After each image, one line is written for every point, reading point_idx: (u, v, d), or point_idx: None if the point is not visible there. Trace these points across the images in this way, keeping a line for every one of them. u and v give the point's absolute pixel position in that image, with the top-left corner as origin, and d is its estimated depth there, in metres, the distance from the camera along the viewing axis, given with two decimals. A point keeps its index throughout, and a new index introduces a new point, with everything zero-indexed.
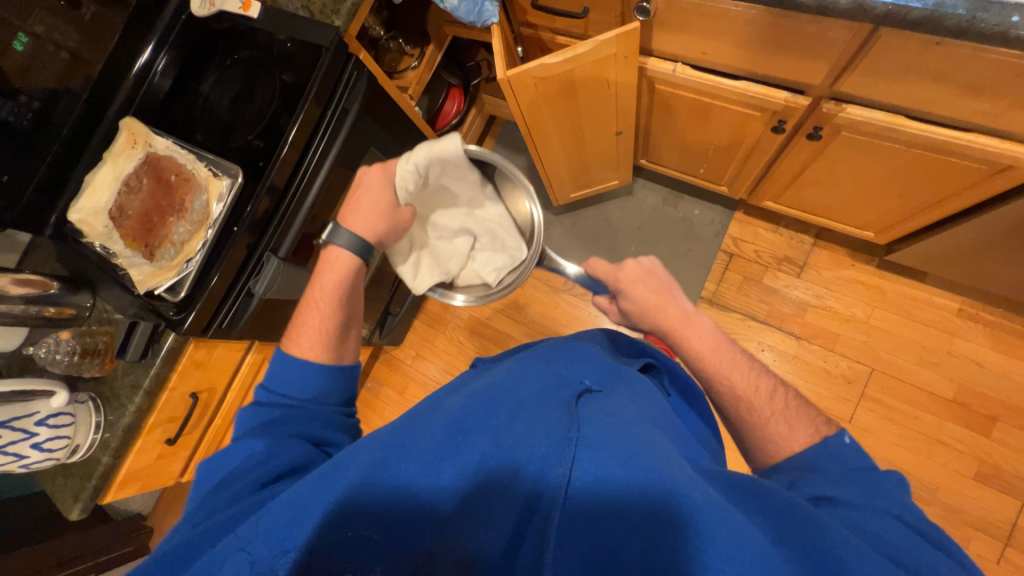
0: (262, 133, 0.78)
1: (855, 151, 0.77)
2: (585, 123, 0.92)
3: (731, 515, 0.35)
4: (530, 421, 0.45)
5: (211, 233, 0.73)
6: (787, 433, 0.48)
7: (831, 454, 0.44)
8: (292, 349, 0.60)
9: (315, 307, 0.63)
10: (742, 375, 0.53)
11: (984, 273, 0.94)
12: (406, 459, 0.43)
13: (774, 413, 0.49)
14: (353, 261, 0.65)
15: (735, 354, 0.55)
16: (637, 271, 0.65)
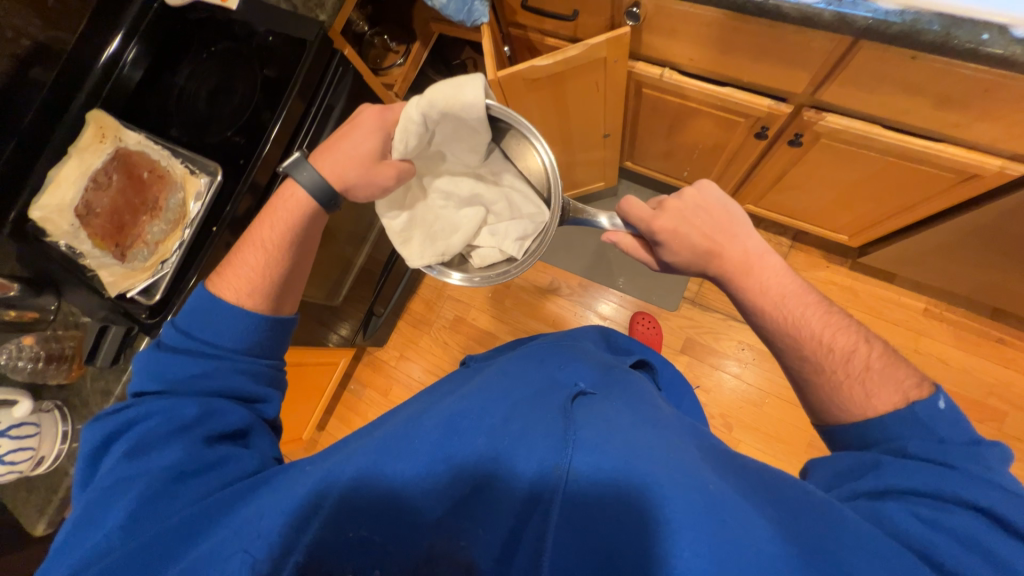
0: (242, 130, 0.76)
1: (833, 158, 0.80)
2: (574, 125, 0.93)
3: (728, 515, 0.35)
4: (526, 421, 0.44)
5: (189, 232, 0.70)
6: (863, 399, 0.47)
7: (919, 422, 0.42)
8: (228, 287, 0.58)
9: (254, 248, 0.60)
10: (817, 331, 0.51)
11: (948, 275, 0.99)
12: (401, 462, 0.42)
13: (850, 376, 0.48)
14: (310, 205, 0.61)
15: (812, 312, 0.52)
16: (685, 209, 0.59)
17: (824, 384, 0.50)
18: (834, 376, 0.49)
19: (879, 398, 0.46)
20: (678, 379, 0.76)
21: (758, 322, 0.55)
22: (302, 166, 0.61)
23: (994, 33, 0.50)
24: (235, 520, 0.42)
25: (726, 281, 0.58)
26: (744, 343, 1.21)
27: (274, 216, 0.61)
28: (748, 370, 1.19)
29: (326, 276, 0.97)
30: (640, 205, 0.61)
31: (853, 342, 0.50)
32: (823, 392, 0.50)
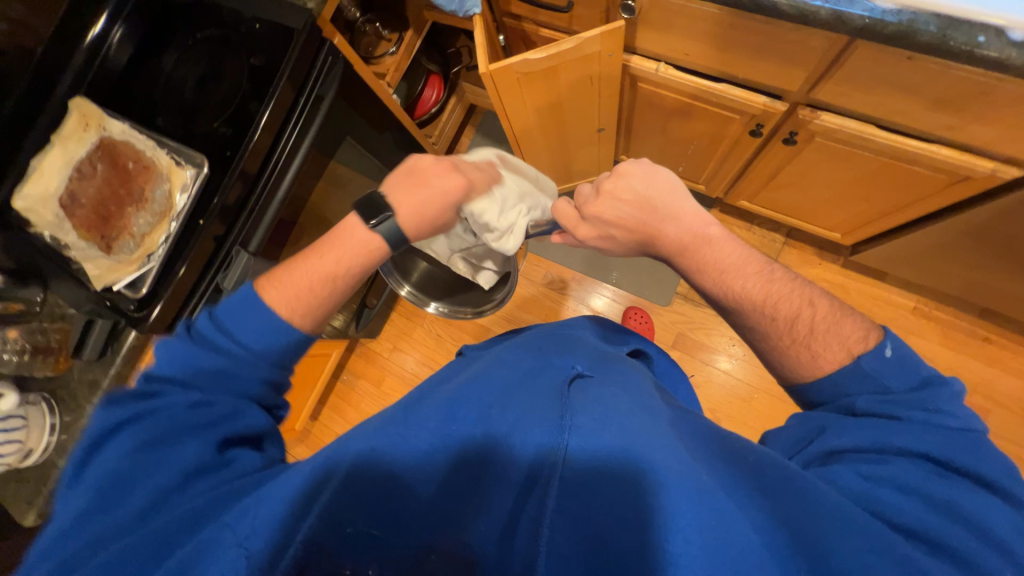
0: (228, 122, 0.73)
1: (828, 157, 0.79)
2: (569, 119, 0.92)
3: (720, 501, 0.35)
4: (523, 408, 0.45)
5: (175, 226, 0.70)
6: (810, 360, 0.47)
7: (862, 374, 0.43)
8: (267, 293, 0.53)
9: (310, 272, 0.55)
10: (763, 290, 0.51)
11: (938, 275, 0.99)
12: (399, 449, 0.43)
13: (796, 340, 0.48)
14: (382, 251, 0.58)
15: (750, 278, 0.51)
16: (609, 190, 0.59)
17: (778, 351, 0.49)
18: (775, 337, 0.49)
19: (824, 355, 0.46)
20: (673, 367, 0.76)
21: (706, 297, 0.56)
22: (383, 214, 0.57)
23: (991, 36, 0.49)
24: (242, 506, 0.40)
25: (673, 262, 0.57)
26: (735, 340, 1.22)
27: (337, 248, 0.56)
28: (738, 365, 1.20)
29: None
30: (564, 206, 0.64)
31: (793, 300, 0.49)
32: (780, 357, 0.49)
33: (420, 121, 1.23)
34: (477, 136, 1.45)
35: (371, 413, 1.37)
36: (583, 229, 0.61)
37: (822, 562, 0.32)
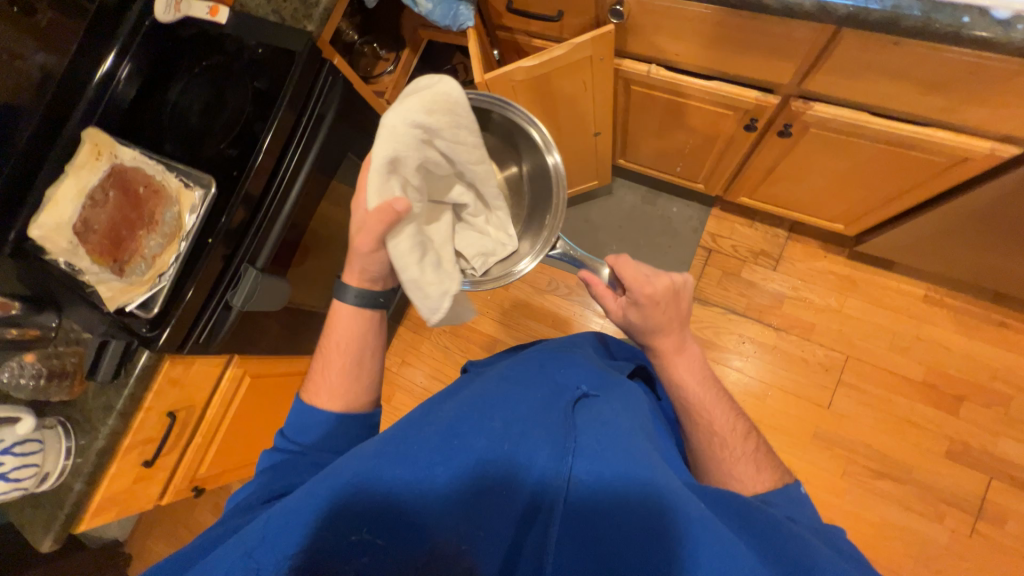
0: (235, 141, 0.76)
1: (824, 148, 0.80)
2: (564, 125, 0.93)
3: (721, 530, 0.37)
4: (529, 427, 0.45)
5: (185, 245, 0.71)
6: (751, 476, 0.52)
7: (791, 497, 0.50)
8: (310, 398, 0.58)
9: (328, 363, 0.59)
10: (722, 416, 0.57)
11: (946, 261, 0.99)
12: (403, 464, 0.42)
13: (744, 454, 0.54)
14: (362, 318, 0.61)
15: (710, 391, 0.59)
16: (666, 290, 0.62)
17: (712, 444, 0.55)
18: (710, 435, 0.56)
19: (744, 469, 0.53)
20: None
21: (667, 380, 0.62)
22: (344, 288, 0.60)
23: (974, 15, 0.50)
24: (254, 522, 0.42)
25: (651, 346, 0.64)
26: (744, 337, 1.19)
27: (335, 325, 0.60)
28: (750, 363, 1.17)
29: (321, 286, 1.00)
30: (630, 269, 0.63)
31: (734, 427, 0.57)
32: (707, 455, 0.56)
33: None
34: None
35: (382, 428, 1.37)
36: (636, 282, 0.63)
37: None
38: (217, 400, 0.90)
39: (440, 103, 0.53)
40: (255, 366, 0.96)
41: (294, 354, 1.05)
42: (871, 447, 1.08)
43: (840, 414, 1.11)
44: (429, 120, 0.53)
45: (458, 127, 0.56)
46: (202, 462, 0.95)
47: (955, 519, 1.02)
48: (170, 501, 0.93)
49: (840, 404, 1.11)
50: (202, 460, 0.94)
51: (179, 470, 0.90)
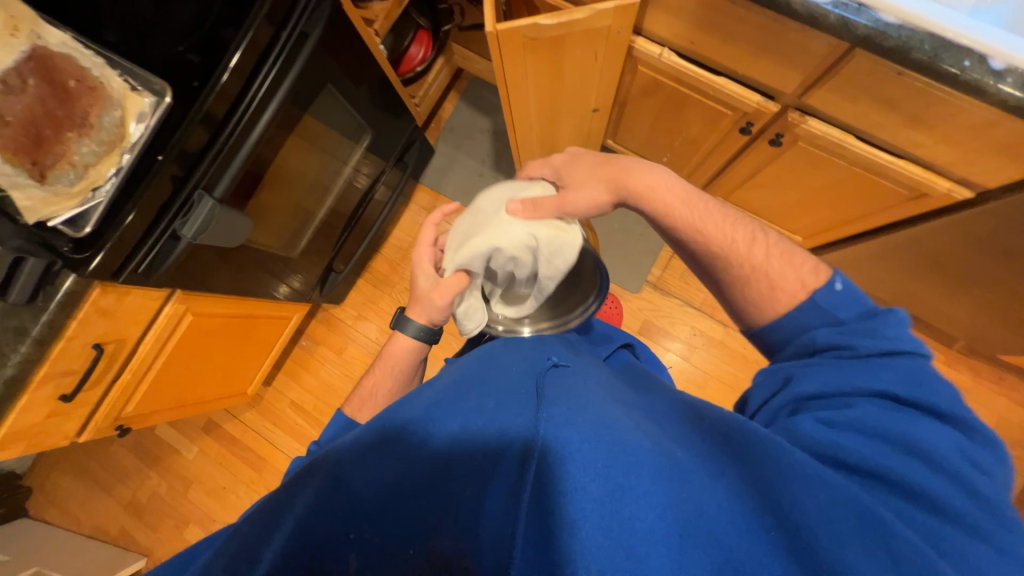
0: (199, 46, 0.64)
1: (806, 163, 0.84)
2: (566, 95, 0.90)
3: (683, 475, 0.37)
4: (498, 399, 0.47)
5: (127, 159, 0.61)
6: (771, 291, 0.52)
7: (824, 299, 0.49)
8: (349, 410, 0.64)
9: (377, 386, 0.67)
10: (749, 247, 0.55)
11: (879, 282, 1.09)
12: (385, 453, 0.44)
13: (758, 262, 0.54)
14: (419, 352, 0.68)
15: (755, 252, 0.55)
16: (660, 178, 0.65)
17: (732, 293, 0.56)
18: (755, 287, 0.54)
19: (790, 298, 0.51)
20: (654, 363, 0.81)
21: (706, 255, 0.58)
22: (405, 322, 0.67)
23: (974, 61, 0.53)
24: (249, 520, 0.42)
25: (677, 241, 0.61)
26: (695, 329, 1.26)
27: (393, 354, 0.67)
28: (696, 354, 1.25)
29: (282, 224, 0.94)
30: (581, 199, 0.63)
31: (795, 275, 0.52)
32: (743, 289, 0.55)
33: (405, 78, 1.18)
34: (462, 103, 1.42)
35: (329, 379, 1.34)
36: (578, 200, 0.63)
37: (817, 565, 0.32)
38: (154, 337, 0.82)
39: (562, 253, 0.61)
40: (197, 304, 0.87)
41: (243, 294, 0.98)
42: None
43: None
44: (544, 240, 0.61)
45: (559, 252, 0.61)
46: (130, 400, 0.86)
47: None
48: (88, 438, 0.85)
49: None
50: (131, 398, 0.86)
51: (103, 407, 0.82)
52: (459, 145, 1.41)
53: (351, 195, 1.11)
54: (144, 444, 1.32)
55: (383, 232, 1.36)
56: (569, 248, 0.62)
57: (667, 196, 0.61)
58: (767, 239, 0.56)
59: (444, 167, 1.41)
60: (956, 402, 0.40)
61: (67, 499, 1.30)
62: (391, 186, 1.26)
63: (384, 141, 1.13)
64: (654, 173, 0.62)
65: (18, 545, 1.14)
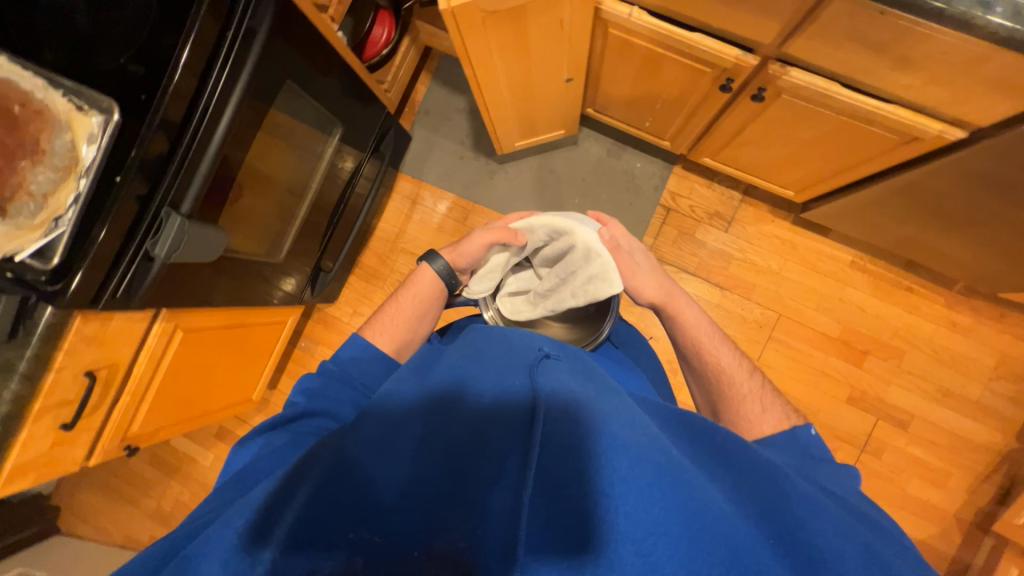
0: (140, 55, 0.61)
1: (791, 115, 0.80)
2: (536, 69, 0.86)
3: (685, 477, 0.38)
4: (492, 396, 0.45)
5: (85, 184, 0.59)
6: (753, 420, 0.61)
7: (797, 441, 0.55)
8: (368, 332, 0.66)
9: (398, 313, 0.68)
10: (749, 387, 0.64)
11: (875, 230, 1.07)
12: (377, 454, 0.43)
13: (753, 397, 0.63)
14: (438, 286, 0.71)
15: (749, 384, 0.65)
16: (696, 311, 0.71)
17: (723, 407, 0.64)
18: (747, 408, 0.62)
19: (773, 426, 0.60)
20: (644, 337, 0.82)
21: (711, 372, 0.66)
22: (435, 257, 0.71)
23: None
24: (243, 507, 0.41)
25: (685, 353, 0.69)
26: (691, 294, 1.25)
27: (416, 284, 0.70)
28: None
29: (262, 227, 0.92)
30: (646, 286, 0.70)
31: (777, 410, 0.62)
32: (727, 400, 0.64)
33: (370, 63, 1.13)
34: (433, 82, 1.37)
35: None
36: (639, 281, 0.70)
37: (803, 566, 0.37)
38: (146, 358, 0.82)
39: (597, 282, 0.65)
40: (187, 318, 0.87)
41: (237, 304, 0.97)
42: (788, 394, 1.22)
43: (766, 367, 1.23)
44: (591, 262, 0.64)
45: (591, 278, 0.65)
46: (134, 421, 0.88)
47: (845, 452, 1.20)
48: (100, 462, 0.86)
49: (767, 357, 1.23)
50: (134, 418, 0.87)
51: (107, 430, 0.83)
52: (436, 128, 1.37)
53: (332, 190, 1.08)
54: (161, 456, 1.35)
55: (369, 225, 1.34)
56: (600, 286, 0.65)
57: (690, 320, 0.70)
58: (762, 378, 0.66)
59: (423, 153, 1.38)
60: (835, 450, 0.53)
61: (95, 514, 1.34)
62: (372, 176, 1.23)
63: (359, 132, 1.08)
64: (683, 297, 0.72)
65: (55, 561, 1.18)
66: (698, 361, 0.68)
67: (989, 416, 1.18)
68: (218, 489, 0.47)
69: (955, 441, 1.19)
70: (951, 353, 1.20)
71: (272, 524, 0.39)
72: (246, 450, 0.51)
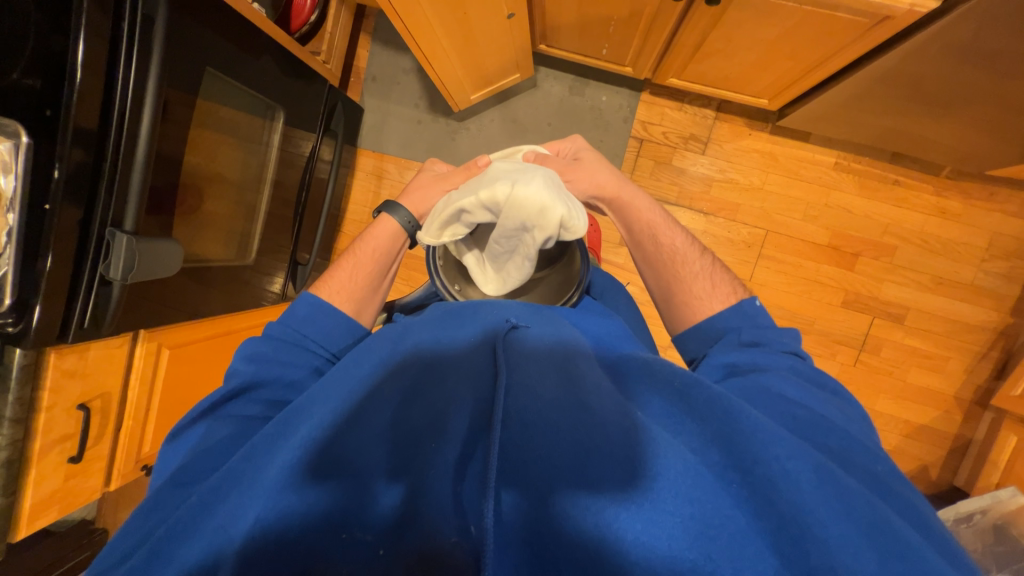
0: (32, 66, 0.54)
1: (752, 15, 0.76)
2: (472, 11, 0.80)
3: (649, 436, 0.40)
4: (459, 380, 0.46)
5: (13, 217, 0.57)
6: (707, 297, 0.61)
7: (745, 313, 0.58)
8: (322, 289, 0.64)
9: (354, 270, 0.65)
10: (696, 262, 0.63)
11: (854, 126, 1.03)
12: (342, 445, 0.41)
13: (703, 276, 0.63)
14: (397, 236, 0.67)
15: (700, 262, 0.64)
16: (642, 195, 0.67)
17: (674, 288, 0.63)
18: (698, 287, 0.62)
19: (723, 301, 0.61)
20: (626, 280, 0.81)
21: (663, 251, 0.64)
22: (395, 207, 0.68)
23: None
24: (211, 512, 0.40)
25: (635, 236, 0.66)
26: None
27: (374, 237, 0.67)
28: None
29: (223, 230, 0.88)
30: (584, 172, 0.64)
31: (725, 286, 0.62)
32: (677, 284, 0.63)
33: (300, 34, 1.06)
34: (374, 44, 1.28)
35: None
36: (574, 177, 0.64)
37: (767, 498, 0.37)
38: (137, 381, 0.83)
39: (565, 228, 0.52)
40: (166, 336, 0.86)
41: (224, 311, 0.96)
42: (784, 308, 1.23)
43: (759, 285, 1.23)
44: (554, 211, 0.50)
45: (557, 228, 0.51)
46: (144, 440, 0.89)
47: (844, 355, 1.23)
48: (121, 485, 0.88)
49: (759, 275, 1.23)
50: (143, 439, 0.89)
51: (119, 455, 0.85)
52: (387, 94, 1.29)
53: (290, 176, 1.02)
54: None
55: (338, 209, 1.29)
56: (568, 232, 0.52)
57: (641, 201, 0.66)
58: (712, 256, 0.65)
59: (378, 124, 1.31)
60: (835, 384, 0.53)
61: None
62: (330, 158, 1.17)
63: (306, 111, 1.01)
64: (630, 188, 0.67)
65: None
66: (651, 243, 0.64)
67: (984, 297, 1.19)
68: (153, 493, 0.47)
69: (952, 326, 1.20)
70: (943, 240, 1.18)
71: (240, 533, 0.38)
72: (178, 449, 0.50)
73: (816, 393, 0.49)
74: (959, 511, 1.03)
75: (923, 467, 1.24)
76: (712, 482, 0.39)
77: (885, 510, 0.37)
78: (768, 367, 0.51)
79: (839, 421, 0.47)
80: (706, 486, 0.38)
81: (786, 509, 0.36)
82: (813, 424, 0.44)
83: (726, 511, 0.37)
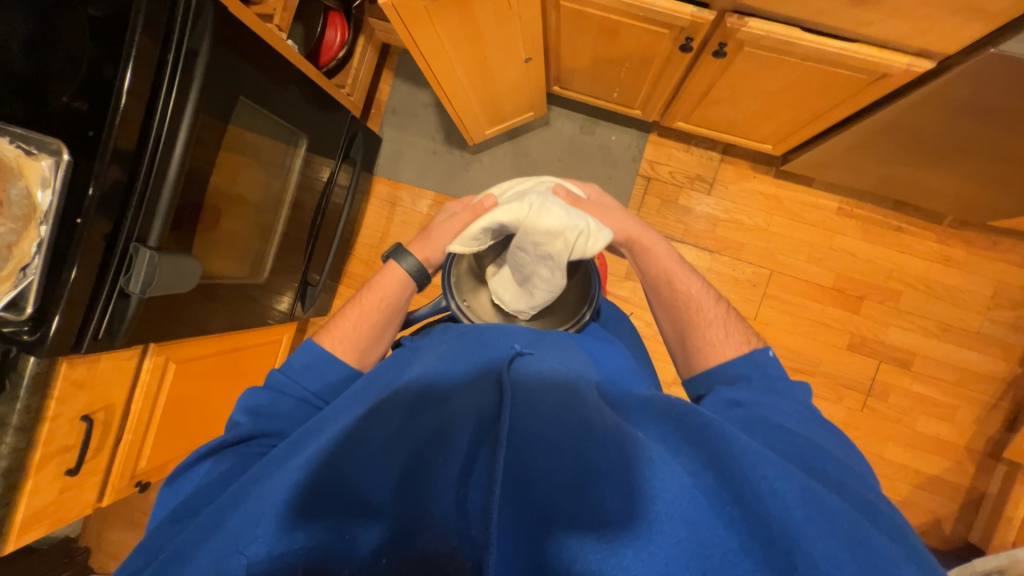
0: (81, 93, 0.59)
1: (756, 67, 0.80)
2: (492, 54, 0.85)
3: (648, 459, 0.40)
4: (462, 403, 0.47)
5: (45, 231, 0.59)
6: (721, 345, 0.61)
7: (758, 361, 0.58)
8: (326, 338, 0.63)
9: (360, 317, 0.65)
10: (710, 308, 0.64)
11: (856, 174, 1.06)
12: (346, 463, 0.41)
13: (718, 324, 0.63)
14: (406, 286, 0.68)
15: (716, 309, 0.65)
16: (662, 243, 0.69)
17: (686, 332, 0.64)
18: (712, 332, 0.62)
19: (737, 347, 0.61)
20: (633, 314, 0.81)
21: (680, 298, 0.65)
22: (404, 254, 0.69)
23: None
24: (209, 534, 0.40)
25: (653, 281, 0.67)
26: None
27: (383, 286, 0.67)
28: None
29: (238, 248, 0.90)
30: (609, 220, 0.66)
31: (738, 334, 0.63)
32: (690, 330, 0.64)
33: (327, 68, 1.12)
34: (396, 80, 1.34)
35: None
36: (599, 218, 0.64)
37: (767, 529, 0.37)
38: (142, 394, 0.83)
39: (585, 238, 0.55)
40: (175, 350, 0.87)
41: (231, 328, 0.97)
42: (789, 348, 1.23)
43: (764, 324, 1.23)
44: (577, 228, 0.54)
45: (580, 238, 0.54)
46: (143, 454, 0.89)
47: (851, 399, 1.22)
48: (113, 501, 0.87)
49: (764, 314, 1.23)
50: (140, 454, 0.88)
51: (114, 469, 0.84)
52: (405, 126, 1.34)
53: (308, 200, 1.05)
54: None
55: (351, 232, 1.33)
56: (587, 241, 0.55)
57: (660, 249, 0.68)
58: (727, 304, 0.66)
59: (394, 154, 1.36)
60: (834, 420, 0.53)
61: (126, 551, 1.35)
62: (347, 183, 1.21)
63: (328, 139, 1.06)
64: (651, 233, 0.69)
65: None
66: (669, 289, 0.66)
67: (991, 345, 1.18)
68: (157, 526, 0.46)
69: (959, 374, 1.19)
70: (949, 287, 1.19)
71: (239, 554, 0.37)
72: (185, 483, 0.50)
73: (815, 427, 0.49)
74: (974, 569, 1.01)
75: (936, 521, 1.20)
76: (710, 507, 0.38)
77: (885, 541, 0.36)
78: (774, 405, 0.51)
79: (836, 452, 0.47)
80: (706, 515, 0.38)
81: (781, 531, 0.36)
82: (815, 456, 0.44)
83: (725, 542, 0.37)
